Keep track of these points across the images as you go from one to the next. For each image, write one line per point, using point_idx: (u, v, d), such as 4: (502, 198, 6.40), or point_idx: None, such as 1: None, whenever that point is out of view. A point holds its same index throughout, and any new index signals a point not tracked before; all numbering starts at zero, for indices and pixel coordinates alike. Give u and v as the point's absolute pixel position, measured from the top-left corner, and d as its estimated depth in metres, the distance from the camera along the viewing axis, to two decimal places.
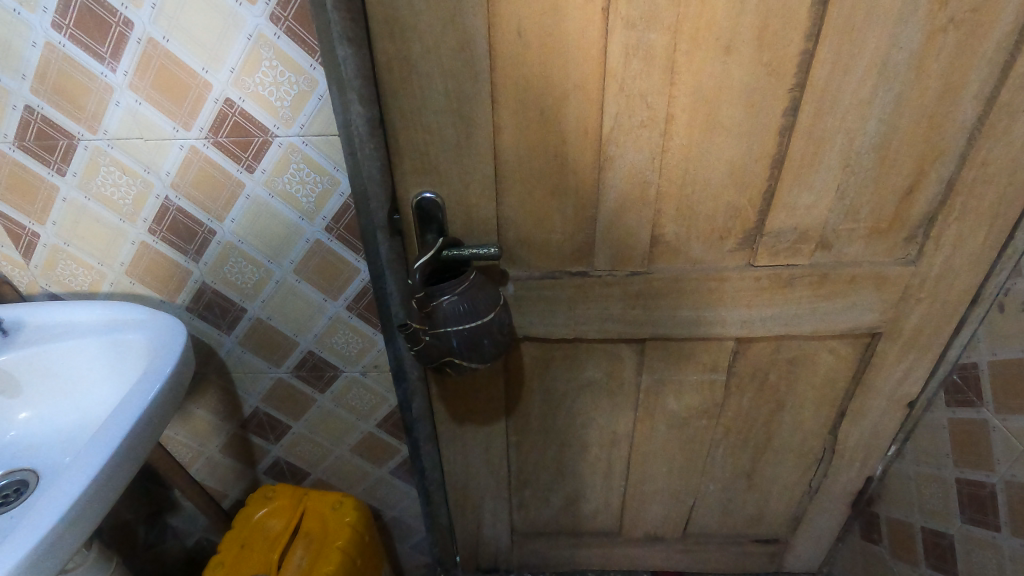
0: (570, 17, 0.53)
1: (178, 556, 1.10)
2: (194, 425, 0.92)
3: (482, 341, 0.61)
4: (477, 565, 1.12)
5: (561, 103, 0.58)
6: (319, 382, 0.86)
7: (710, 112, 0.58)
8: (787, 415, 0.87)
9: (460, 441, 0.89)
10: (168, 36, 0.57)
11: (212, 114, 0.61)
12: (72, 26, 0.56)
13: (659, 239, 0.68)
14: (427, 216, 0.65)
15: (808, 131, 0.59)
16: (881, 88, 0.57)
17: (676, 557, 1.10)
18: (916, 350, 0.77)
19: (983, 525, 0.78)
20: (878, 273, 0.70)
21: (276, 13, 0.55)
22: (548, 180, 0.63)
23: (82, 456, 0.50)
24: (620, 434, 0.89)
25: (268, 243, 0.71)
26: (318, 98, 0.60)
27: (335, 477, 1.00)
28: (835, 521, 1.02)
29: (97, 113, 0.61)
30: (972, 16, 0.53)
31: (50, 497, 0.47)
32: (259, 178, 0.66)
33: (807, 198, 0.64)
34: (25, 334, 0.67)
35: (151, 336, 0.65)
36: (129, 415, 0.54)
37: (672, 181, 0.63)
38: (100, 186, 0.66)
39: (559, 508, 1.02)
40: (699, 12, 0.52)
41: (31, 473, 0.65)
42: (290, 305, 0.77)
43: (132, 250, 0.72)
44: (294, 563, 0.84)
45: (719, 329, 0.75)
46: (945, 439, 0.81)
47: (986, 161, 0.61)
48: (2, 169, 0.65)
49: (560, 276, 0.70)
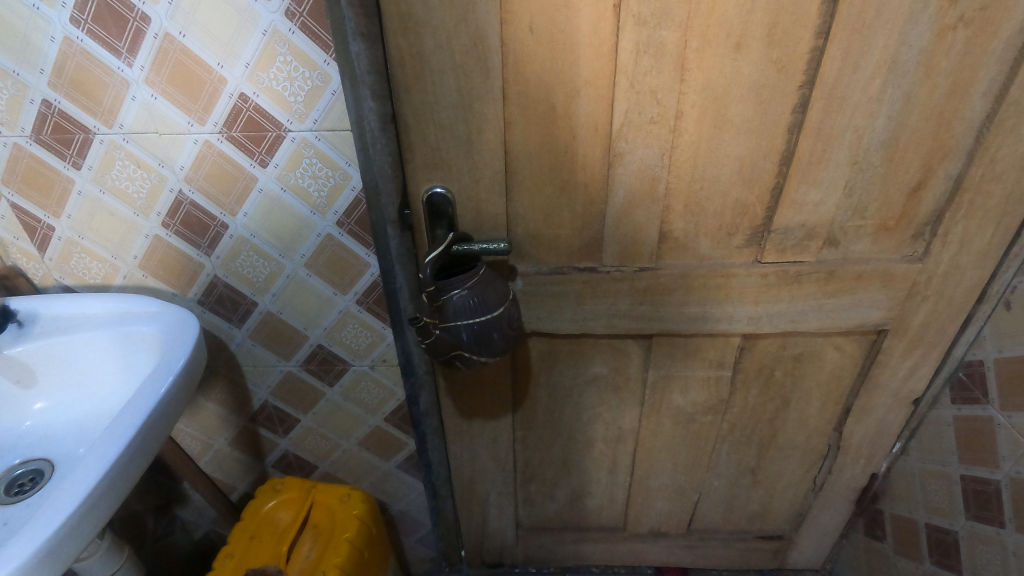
0: (581, 14, 0.53)
1: (186, 548, 1.11)
2: (204, 418, 0.93)
3: (492, 334, 0.62)
4: (481, 558, 1.13)
5: (572, 99, 0.58)
6: (328, 375, 0.87)
7: (720, 109, 0.59)
8: (793, 412, 0.87)
9: (466, 436, 0.90)
10: (185, 32, 0.57)
11: (226, 108, 0.62)
12: (90, 21, 0.57)
13: (667, 235, 0.68)
14: (438, 211, 0.66)
15: (817, 128, 0.60)
16: (890, 86, 0.57)
17: (680, 553, 1.11)
18: (922, 347, 0.78)
19: (988, 522, 0.78)
20: (885, 271, 0.70)
21: (291, 8, 0.56)
22: (558, 176, 0.64)
23: (98, 446, 0.51)
24: (626, 429, 0.90)
25: (280, 237, 0.71)
26: (331, 93, 0.61)
27: (342, 470, 1.01)
28: (838, 518, 1.02)
29: (113, 108, 0.62)
30: (982, 14, 0.53)
31: (69, 484, 0.48)
32: (272, 173, 0.66)
33: (815, 195, 0.65)
34: (39, 326, 0.68)
35: (164, 328, 0.66)
36: (144, 406, 0.55)
37: (681, 177, 0.64)
38: (115, 180, 0.67)
39: (564, 503, 1.02)
40: (710, 9, 0.53)
41: (47, 463, 0.65)
42: (301, 298, 0.77)
43: (145, 243, 0.73)
44: (303, 554, 0.85)
45: (726, 325, 0.75)
46: (950, 436, 0.82)
47: (994, 159, 0.62)
48: (19, 163, 0.66)
49: (568, 271, 0.71)
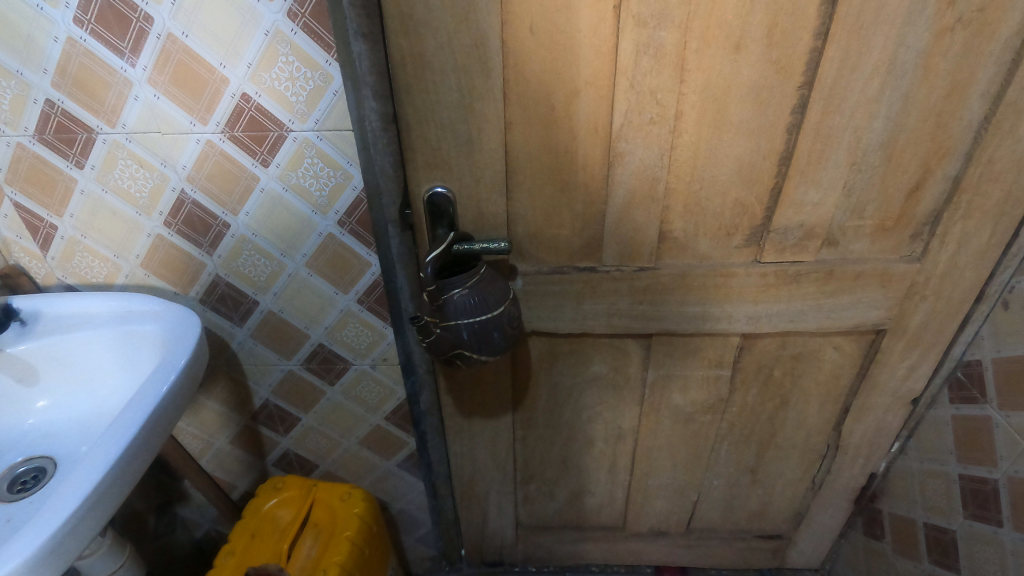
0: (582, 14, 0.54)
1: (187, 547, 1.12)
2: (205, 416, 0.93)
3: (492, 333, 0.62)
4: (481, 557, 1.13)
5: (572, 100, 0.59)
6: (329, 374, 0.87)
7: (719, 110, 0.59)
8: (792, 411, 0.87)
9: (467, 435, 0.90)
10: (188, 32, 0.58)
11: (228, 108, 0.62)
12: (93, 21, 0.57)
13: (666, 235, 0.69)
14: (438, 211, 0.66)
15: (816, 129, 0.60)
16: (889, 86, 0.57)
17: (680, 552, 1.11)
18: (920, 347, 0.78)
19: (985, 521, 0.79)
20: (884, 271, 0.71)
21: (294, 9, 0.56)
22: (558, 176, 0.64)
23: (100, 444, 0.52)
24: (626, 429, 0.90)
25: (282, 236, 0.72)
26: (333, 93, 0.61)
27: (343, 468, 1.01)
28: (838, 517, 1.03)
29: (117, 107, 0.62)
30: (979, 16, 0.54)
31: (72, 481, 0.49)
32: (273, 173, 0.67)
33: (814, 195, 0.65)
34: (41, 325, 0.68)
35: (165, 327, 0.67)
36: (146, 405, 0.56)
37: (681, 178, 0.64)
38: (118, 179, 0.68)
39: (564, 502, 1.03)
40: (709, 10, 0.53)
41: (49, 461, 0.66)
42: (302, 297, 0.78)
43: (147, 243, 0.73)
44: (304, 553, 0.86)
45: (726, 325, 0.76)
46: (949, 436, 0.82)
47: (992, 160, 0.62)
48: (22, 163, 0.67)
49: (568, 271, 0.71)
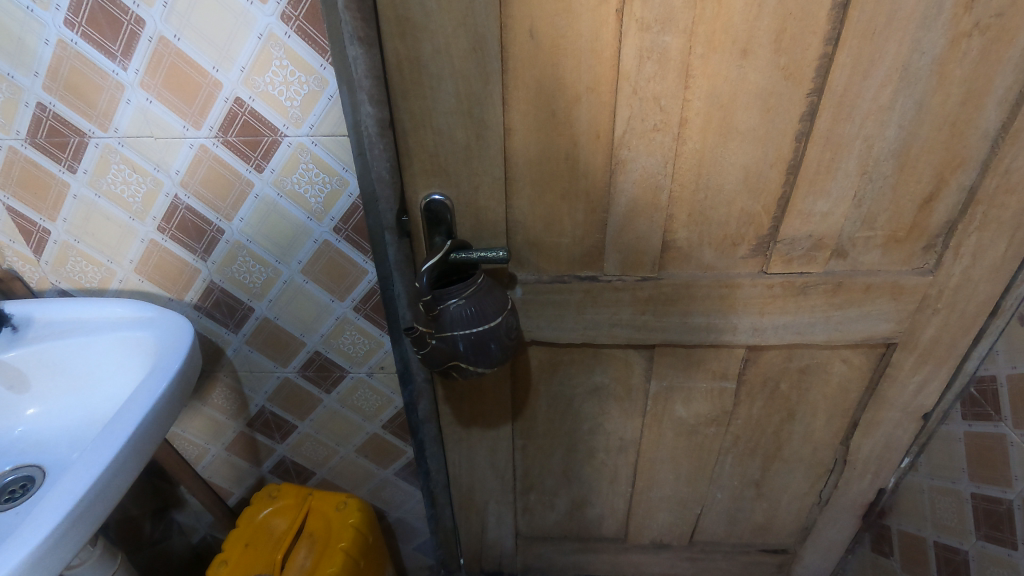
0: (582, 18, 0.52)
1: (183, 553, 1.11)
2: (203, 422, 0.92)
3: (490, 344, 0.60)
4: (479, 568, 1.11)
5: (573, 105, 0.57)
6: (325, 382, 0.86)
7: (725, 117, 0.57)
8: (798, 425, 0.85)
9: (465, 445, 0.88)
10: (180, 35, 0.56)
11: (221, 113, 0.61)
12: (84, 24, 0.56)
13: (670, 244, 0.67)
14: (436, 218, 0.64)
15: (825, 137, 0.58)
16: (902, 94, 0.55)
17: (682, 565, 1.08)
18: (932, 361, 0.76)
19: (1000, 542, 0.76)
20: (895, 283, 0.68)
21: (287, 12, 0.55)
22: (559, 183, 0.62)
23: (87, 455, 0.50)
24: (628, 440, 0.88)
25: (277, 243, 0.70)
26: (328, 98, 0.60)
27: (339, 477, 1.00)
28: (845, 533, 1.00)
29: (108, 111, 0.61)
30: (998, 21, 0.51)
31: (56, 493, 0.47)
32: (268, 178, 0.65)
33: (822, 205, 0.63)
34: (34, 331, 0.67)
35: (161, 334, 0.66)
36: (137, 414, 0.54)
37: (685, 186, 0.62)
38: (111, 184, 0.67)
39: (565, 512, 1.00)
40: (716, 13, 0.51)
41: (38, 470, 0.65)
42: (298, 305, 0.76)
43: (141, 247, 0.72)
44: (299, 562, 0.84)
45: (731, 336, 0.74)
46: (961, 453, 0.79)
47: (1009, 170, 0.60)
48: (14, 166, 0.66)
49: (570, 280, 0.70)
